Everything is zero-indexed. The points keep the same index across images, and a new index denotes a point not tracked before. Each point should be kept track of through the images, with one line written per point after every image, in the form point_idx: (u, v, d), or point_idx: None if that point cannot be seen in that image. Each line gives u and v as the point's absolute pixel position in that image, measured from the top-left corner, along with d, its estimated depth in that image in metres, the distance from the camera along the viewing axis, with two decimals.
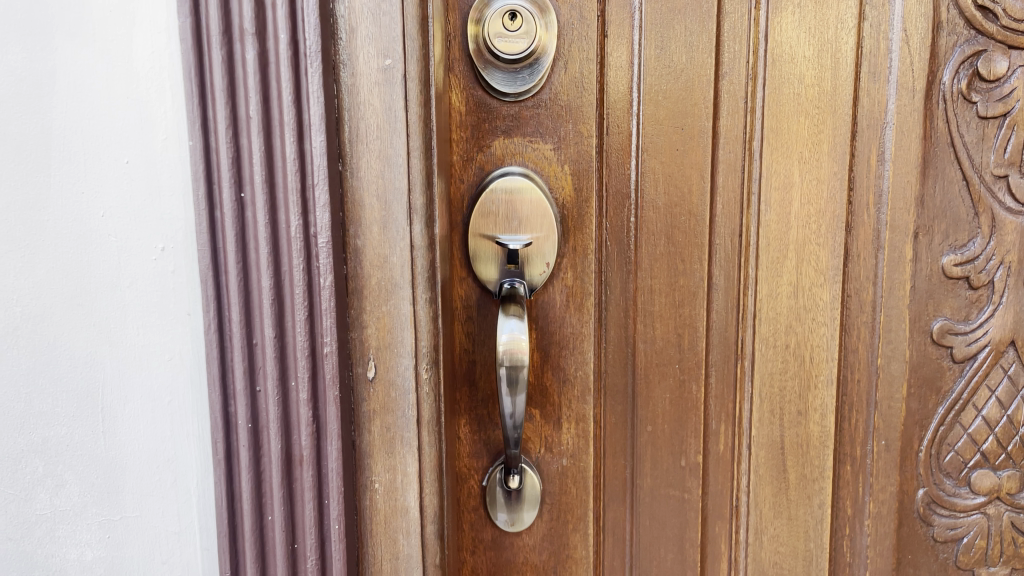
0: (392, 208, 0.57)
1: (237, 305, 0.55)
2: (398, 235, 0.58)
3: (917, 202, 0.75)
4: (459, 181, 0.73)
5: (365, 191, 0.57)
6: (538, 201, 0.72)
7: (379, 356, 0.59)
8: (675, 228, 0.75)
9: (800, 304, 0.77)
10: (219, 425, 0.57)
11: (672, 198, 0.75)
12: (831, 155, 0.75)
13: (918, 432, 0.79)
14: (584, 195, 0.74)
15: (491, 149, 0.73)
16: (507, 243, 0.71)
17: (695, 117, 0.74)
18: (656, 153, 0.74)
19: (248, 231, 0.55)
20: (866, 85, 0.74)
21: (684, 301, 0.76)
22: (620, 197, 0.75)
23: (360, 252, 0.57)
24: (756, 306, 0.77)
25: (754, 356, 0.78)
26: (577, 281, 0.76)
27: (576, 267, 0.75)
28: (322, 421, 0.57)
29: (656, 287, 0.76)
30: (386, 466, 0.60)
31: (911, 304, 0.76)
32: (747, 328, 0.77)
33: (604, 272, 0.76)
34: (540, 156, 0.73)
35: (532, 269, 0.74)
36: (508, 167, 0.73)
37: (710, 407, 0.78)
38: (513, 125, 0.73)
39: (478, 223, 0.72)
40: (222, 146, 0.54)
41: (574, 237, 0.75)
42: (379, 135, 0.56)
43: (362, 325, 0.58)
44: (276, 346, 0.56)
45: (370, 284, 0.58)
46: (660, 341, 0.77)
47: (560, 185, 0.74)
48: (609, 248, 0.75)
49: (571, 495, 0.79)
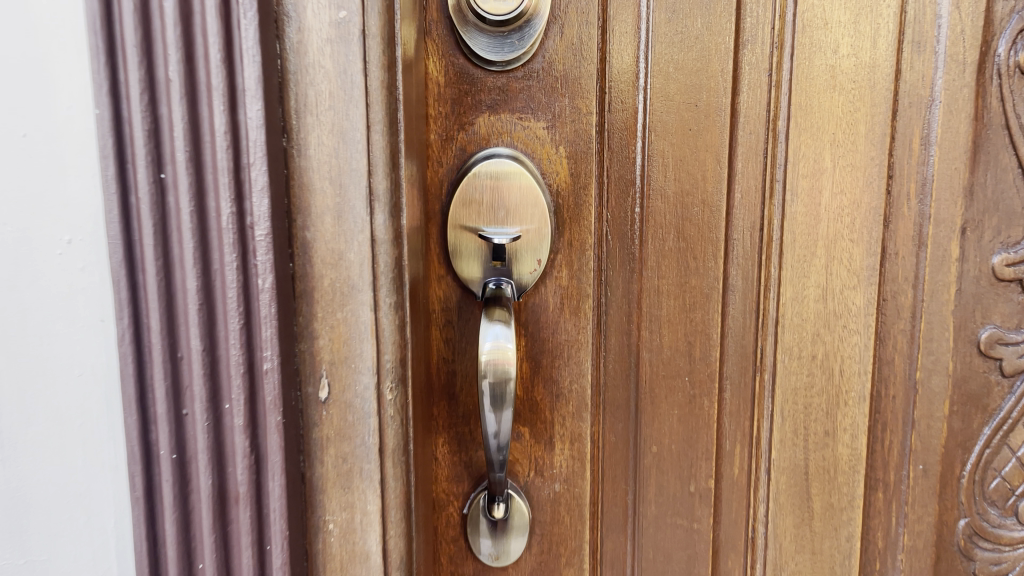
0: (348, 193, 0.47)
1: (156, 311, 0.45)
2: (356, 227, 0.47)
3: (965, 193, 0.65)
4: (437, 164, 0.63)
5: (315, 173, 0.47)
6: (528, 187, 0.62)
7: (333, 372, 0.49)
8: (686, 221, 0.65)
9: (829, 310, 0.67)
10: (136, 455, 0.47)
11: (683, 185, 0.65)
12: (868, 136, 0.64)
13: (960, 455, 0.69)
14: (582, 179, 0.64)
15: (475, 127, 0.63)
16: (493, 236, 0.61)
17: (711, 91, 0.63)
18: (666, 134, 0.64)
19: (170, 220, 0.45)
20: (910, 56, 0.63)
21: (695, 305, 0.66)
22: (622, 185, 0.65)
23: (309, 247, 0.47)
24: (779, 310, 0.67)
25: (774, 369, 0.68)
26: (573, 280, 0.65)
27: (571, 264, 0.65)
28: (262, 451, 0.47)
29: (664, 288, 0.66)
30: (342, 503, 0.50)
31: (956, 310, 0.67)
32: (768, 336, 0.67)
33: (604, 270, 0.66)
34: (531, 136, 0.63)
35: (522, 267, 0.63)
36: (494, 149, 0.63)
37: (725, 425, 0.68)
38: (499, 100, 0.62)
39: (459, 212, 0.62)
40: (135, 115, 0.44)
41: (569, 231, 0.65)
42: (331, 105, 0.46)
43: (313, 335, 0.48)
44: (205, 361, 0.46)
45: (322, 286, 0.48)
46: (668, 350, 0.67)
47: (554, 170, 0.64)
48: (610, 244, 0.65)
49: (565, 526, 0.69)
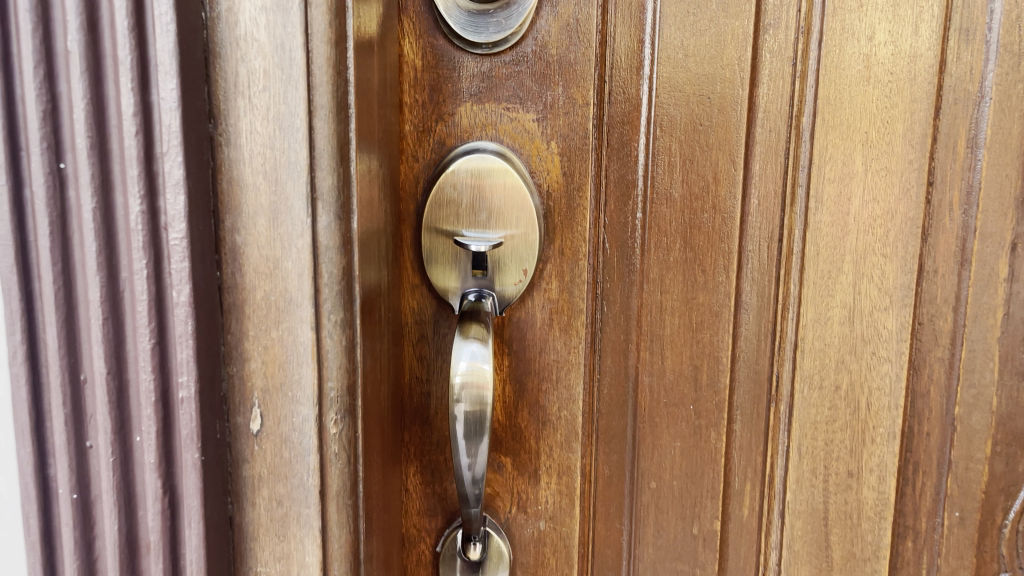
0: (286, 192, 0.40)
1: (53, 327, 0.38)
2: (294, 230, 0.40)
3: (1018, 204, 0.57)
4: (413, 159, 0.55)
5: (247, 167, 0.40)
6: (514, 186, 0.54)
7: (266, 401, 0.42)
8: (694, 229, 0.57)
9: (855, 334, 0.58)
10: (32, 495, 0.40)
11: (693, 188, 0.57)
12: (907, 135, 0.56)
13: (1002, 501, 0.60)
14: (576, 179, 0.56)
15: (456, 118, 0.55)
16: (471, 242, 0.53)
17: (726, 83, 0.55)
18: (673, 130, 0.56)
19: (71, 219, 0.38)
20: (957, 46, 0.55)
21: (702, 325, 0.58)
22: (622, 186, 0.57)
23: (239, 254, 0.40)
24: (799, 332, 0.59)
25: (791, 398, 0.60)
26: (564, 294, 0.57)
27: (562, 274, 0.57)
28: (179, 492, 0.40)
29: (668, 305, 0.58)
30: (277, 553, 0.43)
31: (1002, 338, 0.58)
32: (785, 362, 0.59)
33: (600, 282, 0.58)
34: (520, 130, 0.55)
35: (507, 277, 0.56)
36: (478, 143, 0.55)
37: (734, 461, 0.60)
38: (484, 87, 0.55)
39: (435, 213, 0.55)
40: (28, 92, 0.36)
41: (561, 238, 0.57)
42: (267, 86, 0.39)
43: (243, 357, 0.41)
44: (110, 387, 0.39)
45: (253, 300, 0.41)
46: (671, 375, 0.59)
47: (544, 168, 0.56)
48: (608, 252, 0.58)
49: (550, 568, 0.61)
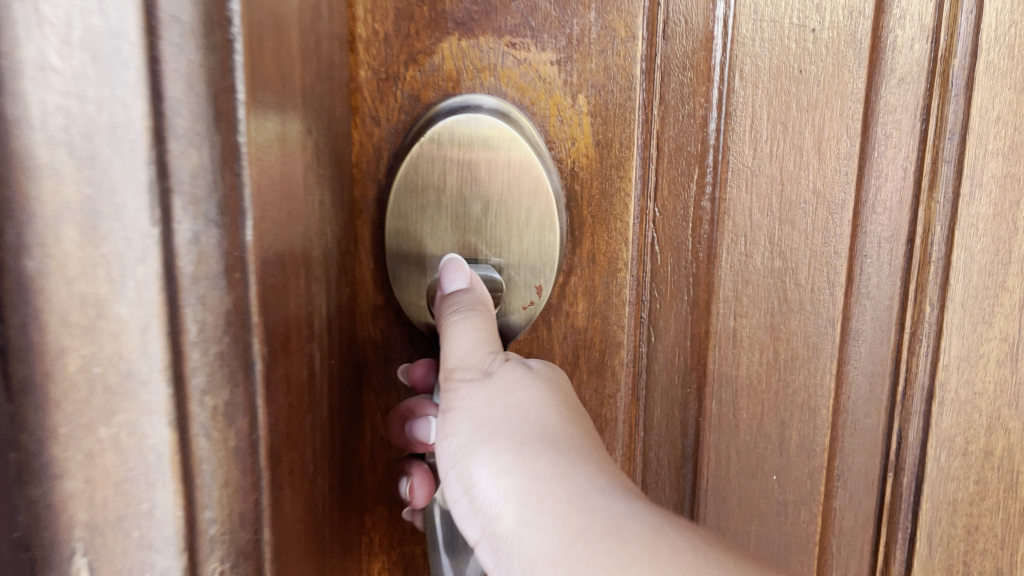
0: (112, 177, 0.21)
1: None
2: (130, 250, 0.22)
3: None
4: (371, 121, 0.37)
5: (39, 132, 0.21)
6: (523, 164, 0.36)
7: (97, 546, 0.24)
8: (787, 225, 0.39)
9: (1019, 381, 0.42)
10: None
11: (785, 165, 0.39)
12: None
13: None
14: (614, 153, 0.38)
15: (435, 60, 0.36)
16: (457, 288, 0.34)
17: (843, 7, 0.37)
18: (759, 78, 0.38)
19: None
20: None
21: (794, 365, 0.41)
22: (681, 161, 0.39)
23: (35, 292, 0.22)
24: (938, 375, 0.42)
25: (924, 470, 0.43)
26: (597, 318, 0.39)
27: (593, 293, 0.39)
28: None
29: (746, 335, 0.41)
30: None
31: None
32: (915, 417, 0.42)
33: (647, 301, 0.40)
34: (531, 77, 0.37)
35: (513, 296, 0.38)
36: (469, 97, 0.37)
37: (832, 549, 0.43)
38: (477, 12, 0.36)
39: (408, 203, 0.36)
40: None
41: (591, 238, 0.38)
42: None
43: (52, 472, 0.23)
44: None
45: (64, 374, 0.23)
46: (746, 435, 0.42)
47: (567, 136, 0.38)
48: (658, 259, 0.40)
49: None
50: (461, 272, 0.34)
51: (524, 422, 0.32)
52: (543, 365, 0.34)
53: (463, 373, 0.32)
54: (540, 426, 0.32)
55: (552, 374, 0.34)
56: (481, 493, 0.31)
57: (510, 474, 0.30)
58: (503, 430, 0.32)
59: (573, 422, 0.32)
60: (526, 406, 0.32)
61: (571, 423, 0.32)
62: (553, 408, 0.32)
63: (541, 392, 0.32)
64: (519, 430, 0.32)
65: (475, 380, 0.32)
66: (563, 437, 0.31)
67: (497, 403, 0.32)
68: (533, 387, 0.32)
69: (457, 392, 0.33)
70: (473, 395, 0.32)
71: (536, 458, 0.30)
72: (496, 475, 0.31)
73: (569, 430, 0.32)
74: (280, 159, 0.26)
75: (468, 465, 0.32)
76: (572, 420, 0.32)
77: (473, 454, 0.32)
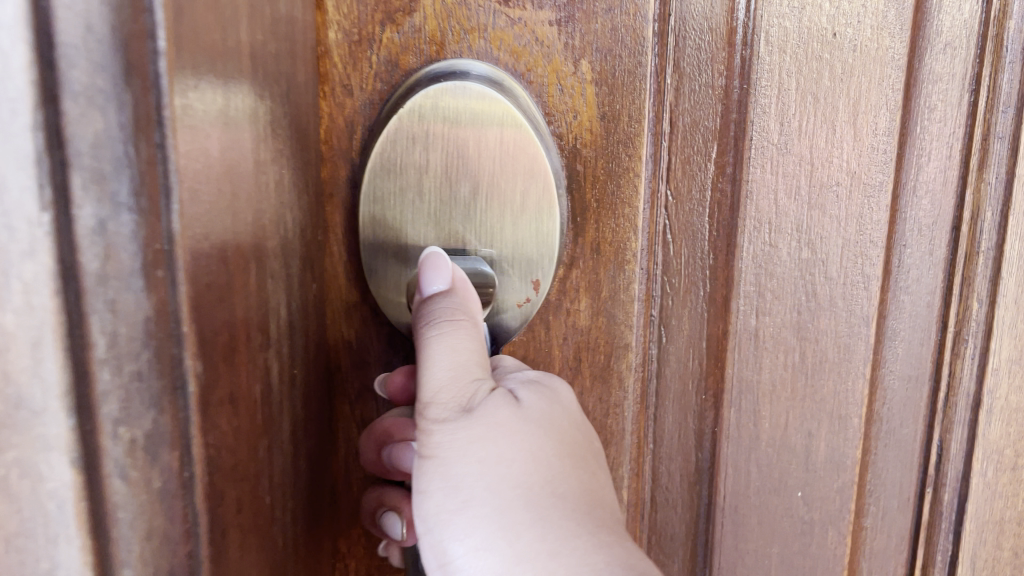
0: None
1: None
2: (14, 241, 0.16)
3: None
4: (342, 90, 0.32)
5: None
6: (518, 140, 0.31)
7: None
8: (817, 211, 0.35)
9: None
10: None
11: (816, 142, 0.34)
12: None
13: None
14: (623, 128, 0.33)
15: (416, 19, 0.31)
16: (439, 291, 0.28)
17: None
18: (787, 43, 0.33)
19: None
20: None
21: (822, 369, 0.36)
22: (698, 137, 0.34)
23: None
24: (985, 381, 0.38)
25: (968, 486, 0.39)
26: (602, 317, 0.34)
27: (597, 288, 0.34)
28: None
29: (770, 335, 0.36)
30: None
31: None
32: (960, 429, 0.38)
33: (657, 296, 0.35)
34: (526, 40, 0.32)
35: (506, 291, 0.33)
36: (455, 63, 0.32)
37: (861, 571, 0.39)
38: None
39: (383, 186, 0.31)
40: None
41: (596, 226, 0.34)
42: None
43: None
44: None
45: None
46: (769, 446, 0.37)
47: (568, 108, 0.33)
48: (670, 249, 0.35)
49: None
50: (443, 271, 0.28)
51: (509, 482, 0.27)
52: (532, 391, 0.29)
53: (439, 414, 0.28)
54: (528, 487, 0.27)
55: (543, 406, 0.29)
56: (455, 562, 0.28)
57: (491, 552, 0.27)
58: (484, 493, 0.27)
59: (561, 471, 0.28)
60: (510, 462, 0.28)
61: (559, 472, 0.28)
62: (539, 460, 0.28)
63: (524, 439, 0.28)
64: (503, 492, 0.27)
65: (456, 426, 0.27)
66: (551, 498, 0.28)
67: (476, 458, 0.27)
68: (516, 434, 0.28)
69: (432, 437, 0.28)
70: (450, 446, 0.28)
71: (525, 534, 0.27)
72: (474, 552, 0.27)
73: (558, 485, 0.28)
74: (218, 129, 0.21)
75: (440, 528, 0.28)
76: (560, 468, 0.28)
77: (447, 518, 0.27)
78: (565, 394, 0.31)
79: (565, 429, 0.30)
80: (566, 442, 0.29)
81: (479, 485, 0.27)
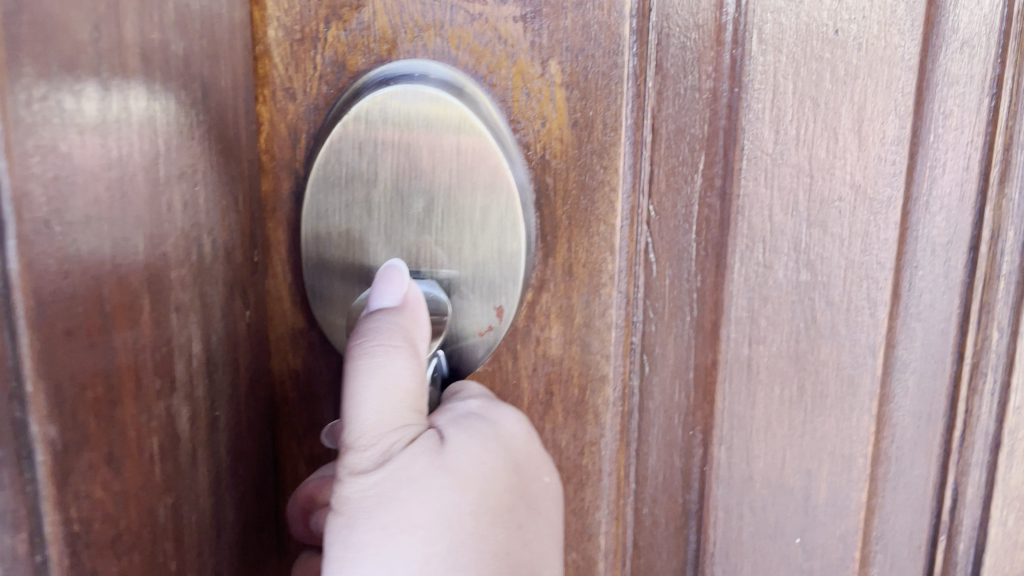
0: None
1: None
2: None
3: None
4: (282, 95, 0.28)
5: None
6: (475, 152, 0.28)
7: None
8: (818, 229, 0.31)
9: None
10: None
11: (817, 152, 0.31)
12: None
13: None
14: (597, 136, 0.29)
15: (364, 15, 0.28)
16: (387, 303, 0.26)
17: None
18: (783, 41, 0.30)
19: None
20: None
21: (824, 403, 0.33)
22: (682, 146, 0.30)
23: None
24: (1006, 421, 0.34)
25: (986, 536, 0.36)
26: (576, 345, 0.31)
27: (569, 314, 0.31)
28: None
29: (767, 366, 0.32)
30: None
31: None
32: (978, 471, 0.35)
33: (639, 321, 0.32)
34: (486, 37, 0.28)
35: (466, 319, 0.29)
36: (409, 64, 0.28)
37: None
38: None
39: (327, 202, 0.28)
40: None
41: (567, 244, 0.30)
42: None
43: None
44: None
45: None
46: (766, 487, 0.33)
47: (536, 114, 0.29)
48: (653, 270, 0.31)
49: None
50: (400, 285, 0.26)
51: (411, 555, 0.25)
52: (464, 434, 0.27)
53: (357, 460, 0.25)
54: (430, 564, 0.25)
55: (472, 450, 0.27)
56: None
57: None
58: (382, 567, 0.24)
59: (474, 536, 0.26)
60: (416, 528, 0.25)
61: (471, 536, 0.26)
62: (452, 525, 0.25)
63: (439, 500, 0.25)
64: (404, 565, 0.24)
65: (368, 478, 0.25)
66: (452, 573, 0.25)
67: (380, 523, 0.25)
68: (428, 493, 0.25)
69: (342, 491, 0.25)
70: (355, 506, 0.25)
71: None
72: None
73: (466, 551, 0.25)
74: (86, 147, 0.18)
75: None
76: (475, 530, 0.26)
77: None
78: (507, 429, 0.28)
79: (490, 480, 0.27)
80: (489, 498, 0.27)
81: (376, 554, 0.24)
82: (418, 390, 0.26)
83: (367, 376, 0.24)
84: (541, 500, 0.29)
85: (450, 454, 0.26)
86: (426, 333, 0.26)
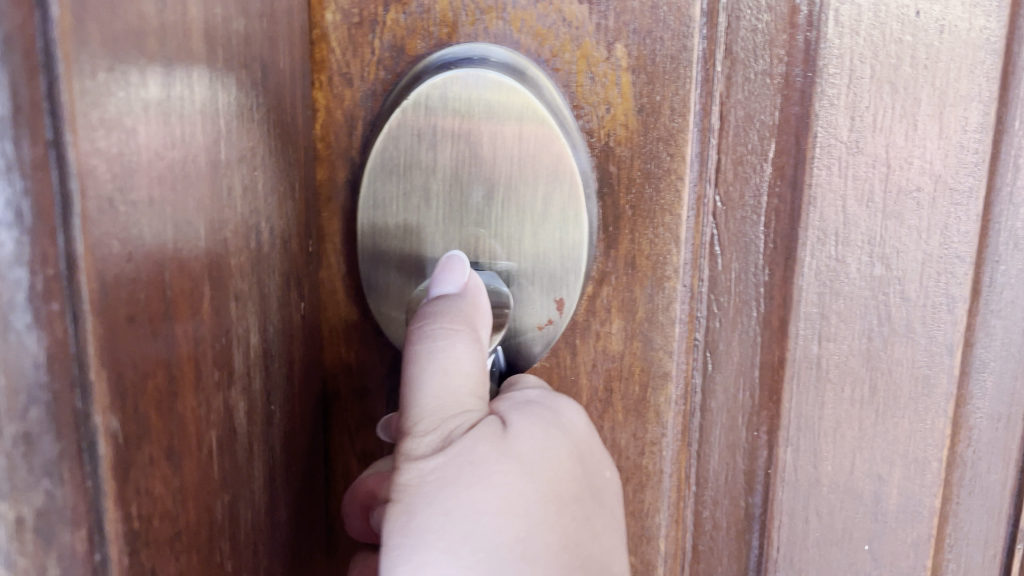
0: None
1: None
2: None
3: None
4: (340, 80, 0.28)
5: None
6: (538, 137, 0.27)
7: None
8: (894, 221, 0.30)
9: None
10: None
11: (896, 139, 0.29)
12: None
13: None
14: (664, 123, 0.28)
15: None
16: (447, 289, 0.25)
17: None
18: (862, 23, 0.28)
19: None
20: None
21: (898, 404, 0.31)
22: (751, 135, 0.29)
23: None
24: None
25: None
26: (637, 341, 0.30)
27: (631, 308, 0.29)
28: None
29: (837, 365, 0.31)
30: None
31: None
32: None
33: (703, 318, 0.31)
34: (551, 20, 0.27)
35: (526, 313, 0.28)
36: (470, 47, 0.27)
37: None
38: None
39: (384, 189, 0.27)
40: None
41: (630, 236, 0.29)
42: None
43: None
44: None
45: None
46: (835, 493, 0.32)
47: (600, 100, 0.28)
48: (717, 264, 0.30)
49: None
50: (461, 271, 0.25)
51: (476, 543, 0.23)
52: (527, 420, 0.25)
53: (417, 446, 0.24)
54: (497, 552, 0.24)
55: (535, 437, 0.25)
56: None
57: None
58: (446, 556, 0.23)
59: (542, 524, 0.25)
60: (479, 514, 0.24)
61: (537, 524, 0.25)
62: (517, 512, 0.24)
63: (503, 487, 0.24)
64: (469, 555, 0.23)
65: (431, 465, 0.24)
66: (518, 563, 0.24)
67: (441, 510, 0.24)
68: (492, 479, 0.24)
69: (403, 478, 0.24)
70: (414, 493, 0.24)
71: None
72: None
73: (532, 542, 0.24)
74: (150, 126, 0.17)
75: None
76: (541, 519, 0.25)
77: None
78: (572, 419, 0.26)
79: (557, 469, 0.26)
80: (555, 486, 0.25)
81: (438, 543, 0.23)
82: (480, 377, 0.25)
83: (426, 360, 0.24)
84: (607, 496, 0.27)
85: (516, 441, 0.25)
86: (487, 319, 0.25)
